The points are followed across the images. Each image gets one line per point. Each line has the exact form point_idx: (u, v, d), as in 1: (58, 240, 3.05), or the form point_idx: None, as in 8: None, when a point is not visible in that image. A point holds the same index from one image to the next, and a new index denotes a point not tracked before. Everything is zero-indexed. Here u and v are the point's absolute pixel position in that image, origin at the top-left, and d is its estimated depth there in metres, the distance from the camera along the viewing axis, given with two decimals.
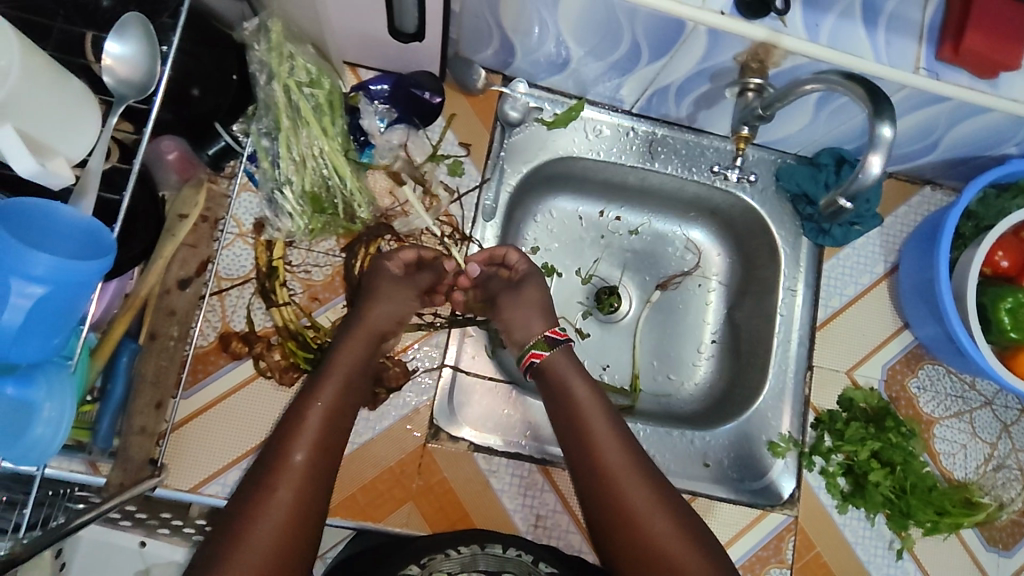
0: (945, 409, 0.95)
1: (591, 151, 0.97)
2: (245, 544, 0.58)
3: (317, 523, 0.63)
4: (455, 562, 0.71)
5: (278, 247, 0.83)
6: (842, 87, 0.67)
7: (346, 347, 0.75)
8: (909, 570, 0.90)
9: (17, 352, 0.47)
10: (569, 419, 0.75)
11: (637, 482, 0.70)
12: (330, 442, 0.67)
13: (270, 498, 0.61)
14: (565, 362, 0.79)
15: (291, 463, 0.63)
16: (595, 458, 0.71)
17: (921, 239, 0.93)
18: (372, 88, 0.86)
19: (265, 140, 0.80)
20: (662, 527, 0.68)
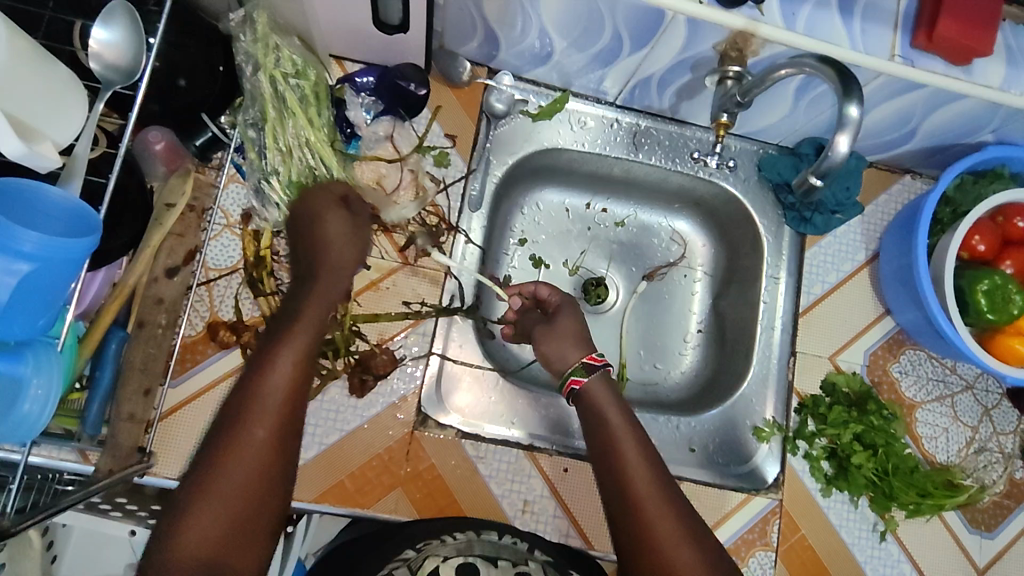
0: (927, 393, 0.97)
1: (576, 142, 0.98)
2: (215, 485, 0.57)
3: (283, 473, 0.61)
4: (450, 547, 0.72)
5: (266, 237, 0.83)
6: (814, 70, 0.68)
7: (317, 283, 0.70)
8: (892, 552, 0.92)
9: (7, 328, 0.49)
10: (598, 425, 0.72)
11: (658, 494, 0.66)
12: (305, 386, 0.64)
13: (243, 443, 0.59)
14: (602, 391, 0.75)
15: (263, 404, 0.60)
16: (607, 443, 0.70)
17: (901, 226, 0.94)
18: (359, 80, 0.87)
19: (252, 130, 0.81)
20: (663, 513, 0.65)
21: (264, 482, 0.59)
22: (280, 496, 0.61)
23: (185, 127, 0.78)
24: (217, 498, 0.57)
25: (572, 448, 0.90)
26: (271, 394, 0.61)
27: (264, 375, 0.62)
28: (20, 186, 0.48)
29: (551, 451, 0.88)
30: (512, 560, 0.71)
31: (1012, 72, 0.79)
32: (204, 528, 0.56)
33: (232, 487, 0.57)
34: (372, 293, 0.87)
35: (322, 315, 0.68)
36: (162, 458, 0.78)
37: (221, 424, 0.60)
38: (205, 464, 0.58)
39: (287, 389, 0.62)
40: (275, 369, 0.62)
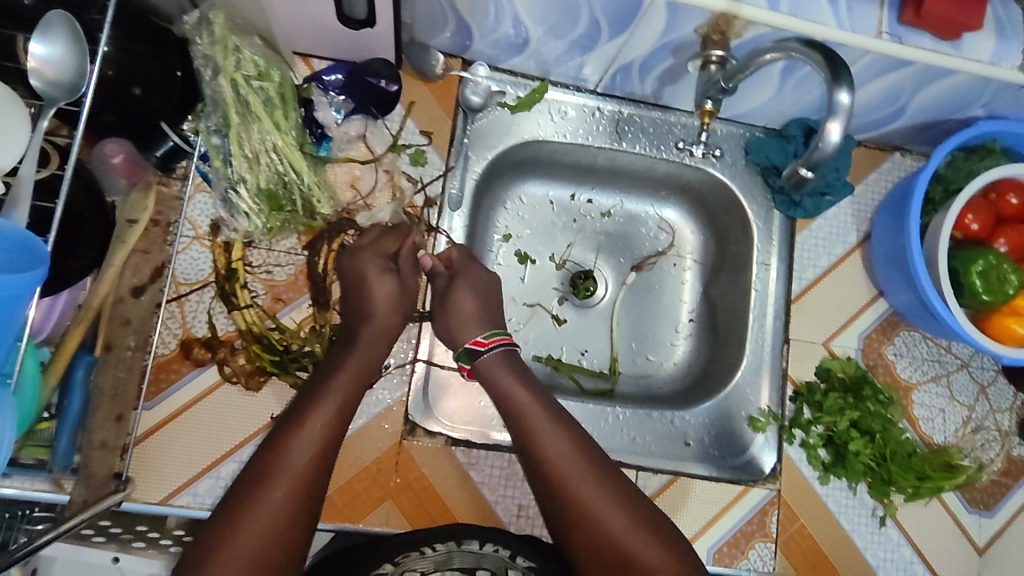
0: (922, 374, 0.95)
1: (558, 133, 0.94)
2: (238, 532, 0.59)
3: (309, 523, 0.62)
4: (429, 561, 0.71)
5: (236, 247, 0.80)
6: (801, 54, 0.65)
7: (352, 352, 0.73)
8: (892, 536, 0.91)
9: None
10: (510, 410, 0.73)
11: (586, 474, 0.68)
12: (333, 451, 0.66)
13: (264, 502, 0.60)
14: (498, 365, 0.76)
15: (291, 466, 0.62)
16: (526, 430, 0.71)
17: (892, 206, 0.92)
18: (326, 78, 0.83)
19: (215, 137, 0.78)
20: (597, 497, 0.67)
21: (276, 544, 0.60)
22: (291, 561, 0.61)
23: (144, 137, 0.74)
24: (231, 554, 0.58)
25: None
26: (297, 456, 0.63)
27: (293, 437, 0.64)
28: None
29: None
30: (492, 571, 0.72)
31: (1003, 44, 0.76)
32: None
33: (248, 544, 0.58)
34: None
35: (356, 381, 0.71)
36: (141, 482, 0.76)
37: (245, 481, 0.62)
38: (228, 513, 0.60)
39: (314, 454, 0.64)
40: (305, 431, 0.64)
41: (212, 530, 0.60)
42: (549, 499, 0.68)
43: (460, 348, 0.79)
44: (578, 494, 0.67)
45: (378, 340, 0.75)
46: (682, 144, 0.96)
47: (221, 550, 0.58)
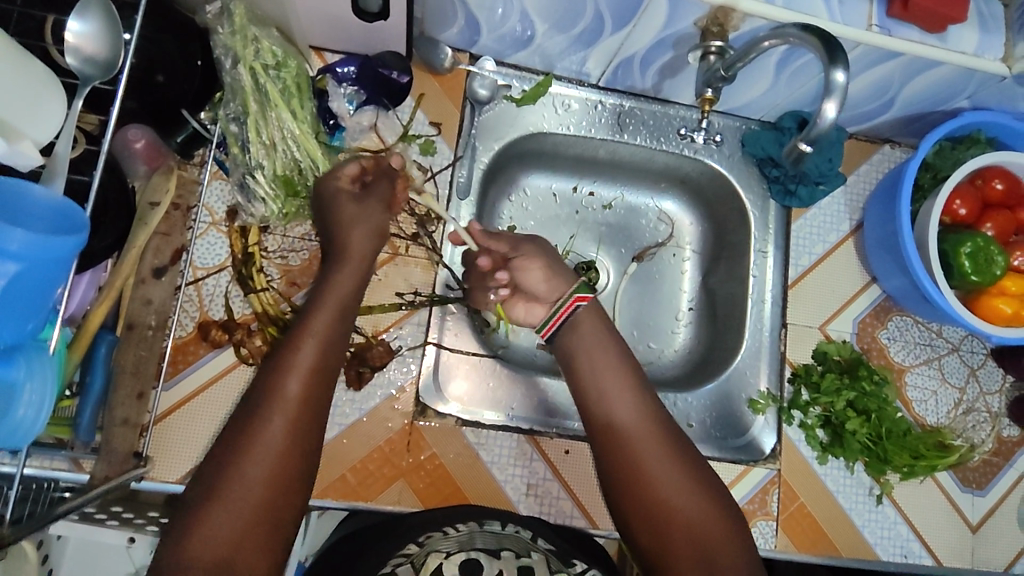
0: (915, 357, 0.99)
1: (561, 125, 0.98)
2: (213, 512, 0.56)
3: (295, 491, 0.60)
4: (452, 542, 0.69)
5: (253, 232, 0.82)
6: (798, 40, 0.69)
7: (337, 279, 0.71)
8: (889, 514, 0.94)
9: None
10: (580, 349, 0.74)
11: (649, 431, 0.69)
12: (325, 381, 0.64)
13: (238, 480, 0.57)
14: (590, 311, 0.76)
15: (284, 396, 0.61)
16: (597, 375, 0.72)
17: (884, 194, 0.96)
18: (338, 70, 0.85)
19: (233, 125, 0.79)
20: (656, 451, 0.68)
21: (280, 480, 0.59)
22: (295, 493, 0.60)
23: (166, 125, 0.76)
24: (234, 487, 0.57)
25: (571, 430, 0.90)
26: (290, 386, 0.62)
27: (285, 368, 0.62)
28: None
29: (551, 435, 0.88)
30: (515, 550, 0.68)
31: (985, 37, 0.80)
32: (225, 522, 0.56)
33: (250, 480, 0.57)
34: None
35: (346, 306, 0.70)
36: (161, 462, 0.78)
37: (242, 415, 0.61)
38: (202, 494, 0.57)
39: (306, 384, 0.62)
40: (279, 400, 0.61)
41: (211, 466, 0.59)
42: (607, 447, 0.69)
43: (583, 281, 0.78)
44: (631, 440, 0.68)
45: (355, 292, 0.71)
46: (683, 131, 1.00)
47: (209, 508, 0.56)
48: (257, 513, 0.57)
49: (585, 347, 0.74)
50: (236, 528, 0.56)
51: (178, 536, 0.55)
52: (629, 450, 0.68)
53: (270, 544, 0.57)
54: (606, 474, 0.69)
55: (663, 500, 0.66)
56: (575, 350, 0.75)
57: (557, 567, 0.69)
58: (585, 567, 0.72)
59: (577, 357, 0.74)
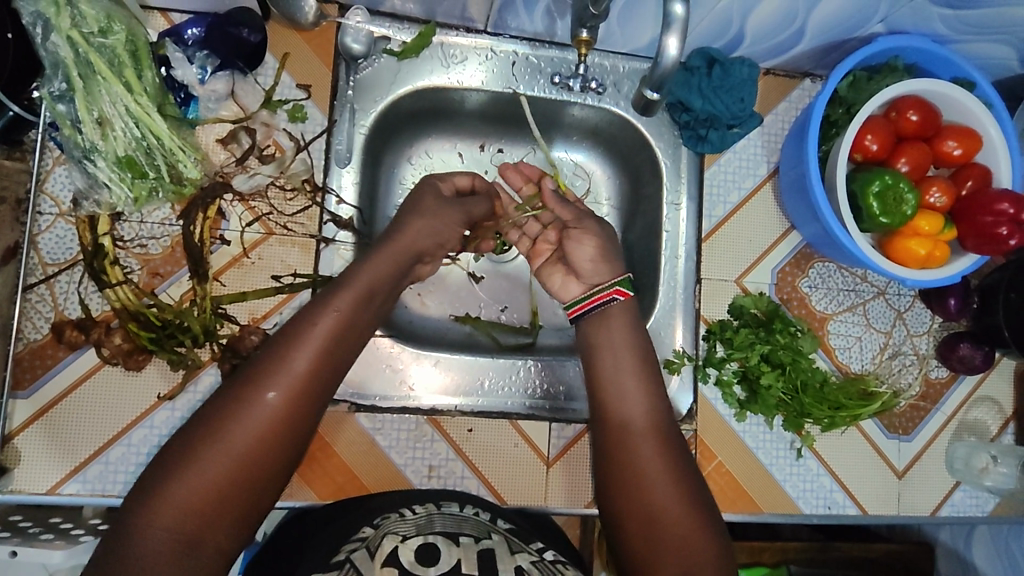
0: (838, 304, 0.95)
1: (449, 80, 0.90)
2: (195, 466, 0.54)
3: (282, 459, 0.57)
4: (409, 524, 0.67)
5: (102, 221, 0.75)
6: None
7: (364, 267, 0.68)
8: (811, 467, 0.91)
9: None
10: (599, 344, 0.76)
11: (655, 443, 0.68)
12: (338, 357, 0.62)
13: (227, 438, 0.55)
14: (615, 325, 0.77)
15: (290, 365, 0.58)
16: (613, 373, 0.73)
17: (797, 134, 0.89)
18: (184, 33, 0.76)
19: (61, 104, 0.71)
20: (657, 460, 0.67)
21: (265, 452, 0.56)
22: (280, 465, 0.57)
23: None
24: (216, 453, 0.54)
25: (477, 404, 0.86)
26: (300, 356, 0.59)
27: (297, 339, 0.60)
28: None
29: (453, 413, 0.84)
30: (474, 535, 0.67)
31: None
32: (205, 480, 0.53)
33: (232, 447, 0.55)
34: (236, 270, 0.79)
35: (373, 286, 0.67)
36: (22, 474, 0.73)
37: (240, 379, 0.58)
38: (186, 445, 0.55)
39: (317, 356, 0.60)
40: (287, 368, 0.58)
41: (198, 425, 0.56)
42: (612, 444, 0.69)
43: (627, 275, 0.79)
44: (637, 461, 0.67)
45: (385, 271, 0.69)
46: (555, 79, 0.92)
47: (193, 462, 0.54)
48: (232, 484, 0.54)
49: (605, 362, 0.74)
50: (214, 491, 0.53)
51: (144, 503, 0.52)
52: (637, 468, 0.67)
53: (244, 515, 0.55)
54: (606, 482, 0.68)
55: (666, 520, 0.63)
56: (595, 339, 0.77)
57: (516, 546, 0.68)
58: (545, 544, 0.71)
59: (598, 347, 0.76)
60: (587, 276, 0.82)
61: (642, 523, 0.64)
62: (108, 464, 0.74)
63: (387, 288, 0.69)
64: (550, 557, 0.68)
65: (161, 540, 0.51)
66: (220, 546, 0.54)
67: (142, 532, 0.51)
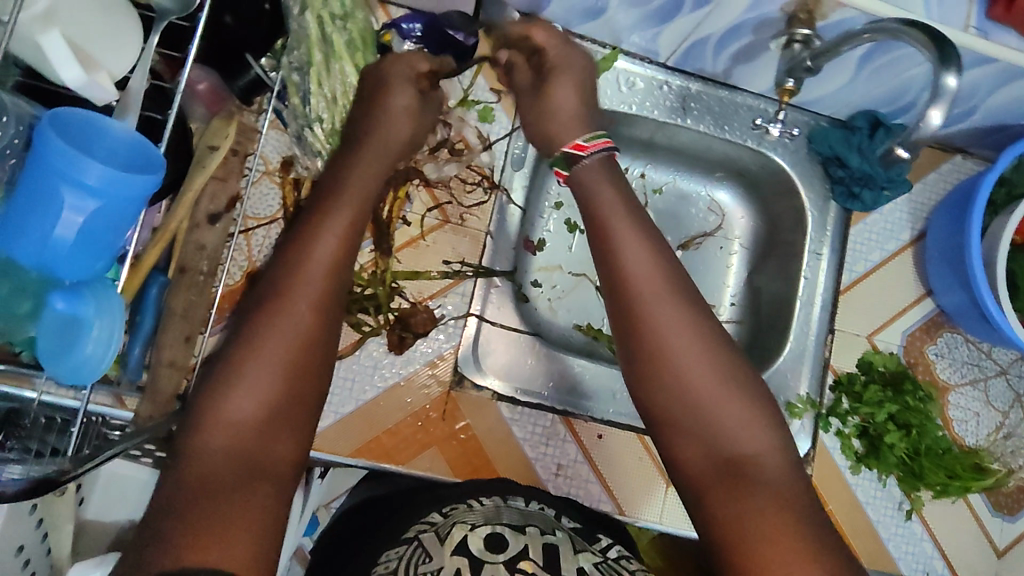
0: (961, 376, 0.96)
1: (624, 103, 0.94)
2: (240, 383, 0.55)
3: (320, 370, 0.59)
4: (478, 514, 0.66)
5: (305, 186, 0.81)
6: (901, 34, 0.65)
7: (351, 174, 0.66)
8: (916, 531, 0.92)
9: (12, 247, 0.43)
10: (607, 248, 0.65)
11: (693, 343, 0.61)
12: (344, 269, 0.61)
13: (267, 354, 0.56)
14: (606, 189, 0.68)
15: (304, 277, 0.59)
16: (625, 283, 0.63)
17: (951, 206, 0.92)
18: (404, 26, 0.83)
19: (296, 74, 0.76)
20: (694, 361, 0.61)
21: (298, 364, 0.57)
22: (315, 374, 0.58)
23: (224, 66, 0.71)
24: (258, 367, 0.56)
25: (607, 414, 0.88)
26: (316, 257, 0.60)
27: (305, 246, 0.60)
28: (60, 152, 0.41)
29: (585, 418, 0.88)
30: (541, 527, 0.66)
31: None
32: (245, 401, 0.55)
33: (268, 366, 0.56)
34: (411, 250, 0.85)
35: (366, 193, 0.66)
36: None
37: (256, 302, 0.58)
38: (223, 366, 0.56)
39: (327, 271, 0.60)
40: (306, 278, 0.59)
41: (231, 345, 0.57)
42: (640, 360, 0.62)
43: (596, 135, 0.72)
44: (677, 354, 0.61)
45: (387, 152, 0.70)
46: (758, 121, 0.96)
47: (235, 380, 0.55)
48: (276, 396, 0.56)
49: (616, 247, 0.64)
50: (258, 412, 0.55)
51: (196, 424, 0.53)
52: (678, 376, 0.61)
53: (293, 429, 0.56)
54: (653, 406, 0.62)
55: (727, 425, 0.59)
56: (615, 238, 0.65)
57: (580, 545, 0.66)
58: (610, 542, 0.70)
59: (616, 250, 0.64)
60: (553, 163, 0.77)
61: (707, 429, 0.60)
62: None
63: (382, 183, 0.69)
64: (614, 556, 0.67)
65: (210, 461, 0.52)
66: (280, 458, 0.55)
67: (200, 453, 0.52)
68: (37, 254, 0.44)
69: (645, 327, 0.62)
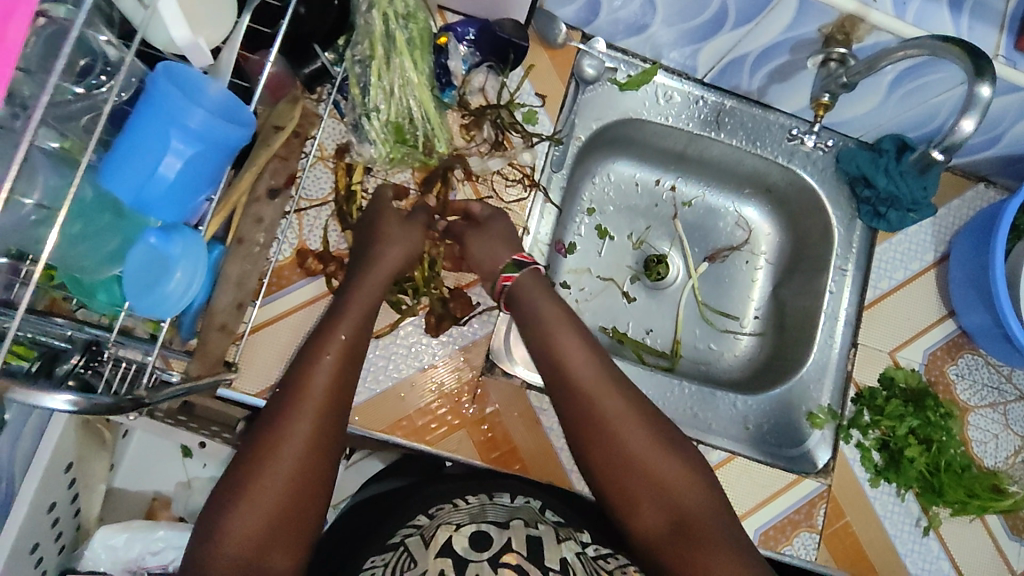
0: (981, 398, 0.98)
1: (661, 115, 0.99)
2: (247, 498, 0.60)
3: (324, 473, 0.64)
4: (463, 514, 0.67)
5: (358, 171, 0.86)
6: (937, 49, 0.68)
7: (362, 285, 0.75)
8: (933, 548, 0.93)
9: (112, 183, 0.48)
10: (535, 322, 0.78)
11: (641, 430, 0.71)
12: (347, 381, 0.68)
13: (273, 458, 0.61)
14: (532, 285, 0.81)
15: (308, 388, 0.65)
16: (566, 371, 0.74)
17: (975, 231, 0.95)
18: (459, 29, 0.88)
19: (357, 67, 0.80)
20: (635, 443, 0.70)
21: (307, 467, 0.63)
22: (321, 488, 0.63)
23: (297, 55, 0.77)
24: (267, 478, 0.61)
25: None
26: (319, 382, 0.66)
27: (310, 363, 0.67)
28: (171, 100, 0.47)
29: None
30: (525, 522, 0.68)
31: None
32: (253, 510, 0.60)
33: (276, 475, 0.61)
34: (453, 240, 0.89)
35: (369, 309, 0.74)
36: (247, 373, 0.81)
37: (262, 418, 0.64)
38: (235, 476, 0.62)
39: (330, 381, 0.67)
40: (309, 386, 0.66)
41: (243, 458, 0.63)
42: (593, 457, 0.71)
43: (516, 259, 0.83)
44: (635, 450, 0.70)
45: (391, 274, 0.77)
46: (794, 131, 1.00)
47: (244, 492, 0.60)
48: (279, 505, 0.61)
49: (553, 339, 0.76)
50: (263, 522, 0.60)
51: (210, 536, 0.59)
52: (623, 462, 0.70)
53: (298, 530, 0.62)
54: (607, 495, 0.71)
55: (676, 495, 0.68)
56: (553, 330, 0.77)
57: (563, 534, 0.68)
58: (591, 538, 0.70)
59: (552, 336, 0.76)
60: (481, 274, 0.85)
61: (650, 494, 0.69)
62: None
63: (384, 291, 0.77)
64: (594, 550, 0.68)
65: (223, 564, 0.58)
66: (279, 566, 0.60)
67: (211, 566, 0.58)
68: (135, 193, 0.49)
69: (590, 420, 0.71)
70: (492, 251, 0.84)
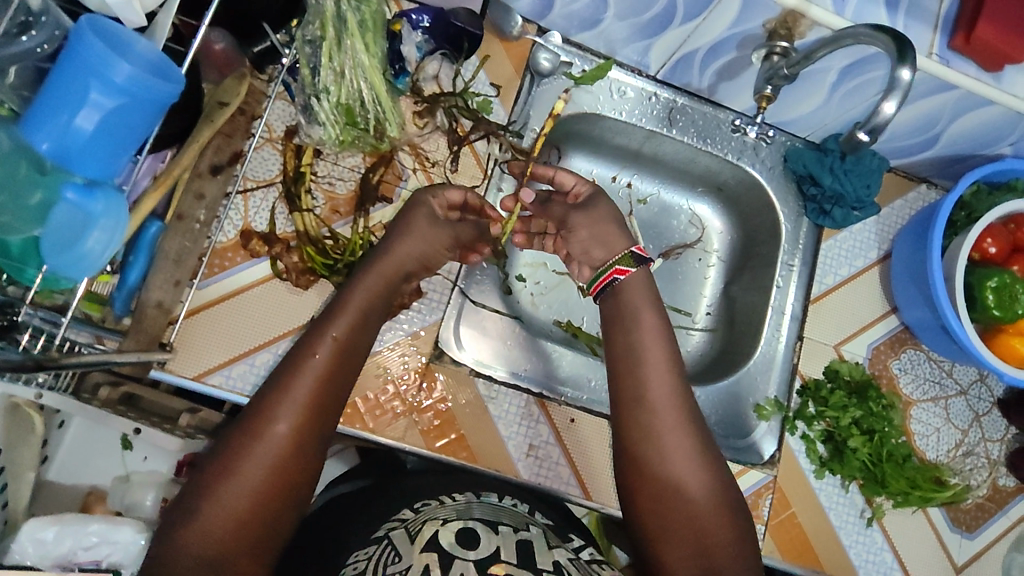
0: (923, 392, 1.00)
1: (615, 110, 1.00)
2: (215, 498, 0.55)
3: (301, 481, 0.60)
4: (449, 510, 0.66)
5: (307, 154, 0.85)
6: (869, 38, 0.71)
7: (363, 278, 0.71)
8: (877, 540, 0.94)
9: (31, 133, 0.48)
10: (619, 321, 0.75)
11: (689, 455, 0.68)
12: (336, 386, 0.64)
13: (247, 463, 0.57)
14: (642, 283, 0.78)
15: (293, 392, 0.61)
16: (639, 381, 0.71)
17: (913, 233, 0.98)
18: (414, 17, 0.86)
19: (307, 47, 0.78)
20: (680, 468, 0.67)
21: (282, 474, 0.58)
22: (288, 502, 0.59)
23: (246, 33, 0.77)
24: (238, 484, 0.56)
25: (579, 402, 0.93)
26: (301, 387, 0.61)
27: (296, 368, 0.62)
28: (94, 49, 0.47)
29: (559, 401, 0.91)
30: (513, 526, 0.66)
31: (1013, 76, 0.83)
32: (218, 514, 0.55)
33: (247, 481, 0.57)
34: None
35: (368, 310, 0.70)
36: (182, 356, 0.78)
37: (242, 418, 0.60)
38: (205, 477, 0.57)
39: (316, 385, 0.62)
40: (292, 391, 0.61)
41: (211, 463, 0.58)
42: (631, 465, 0.69)
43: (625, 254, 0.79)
44: (678, 472, 0.67)
45: (399, 272, 0.74)
46: (738, 121, 1.02)
47: (211, 496, 0.55)
48: (245, 513, 0.56)
49: (631, 345, 0.73)
50: (230, 526, 0.55)
51: (169, 535, 0.54)
52: (661, 480, 0.67)
53: (266, 538, 0.57)
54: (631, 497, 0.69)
55: (704, 521, 0.65)
56: (635, 336, 0.74)
57: (553, 541, 0.67)
58: (582, 543, 0.71)
59: (629, 345, 0.73)
60: (581, 260, 0.85)
61: (686, 534, 0.64)
62: (252, 366, 0.80)
63: (383, 307, 0.72)
64: (587, 555, 0.67)
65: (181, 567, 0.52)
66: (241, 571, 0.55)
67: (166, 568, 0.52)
68: (59, 144, 0.48)
69: (644, 446, 0.68)
70: (603, 237, 0.82)
